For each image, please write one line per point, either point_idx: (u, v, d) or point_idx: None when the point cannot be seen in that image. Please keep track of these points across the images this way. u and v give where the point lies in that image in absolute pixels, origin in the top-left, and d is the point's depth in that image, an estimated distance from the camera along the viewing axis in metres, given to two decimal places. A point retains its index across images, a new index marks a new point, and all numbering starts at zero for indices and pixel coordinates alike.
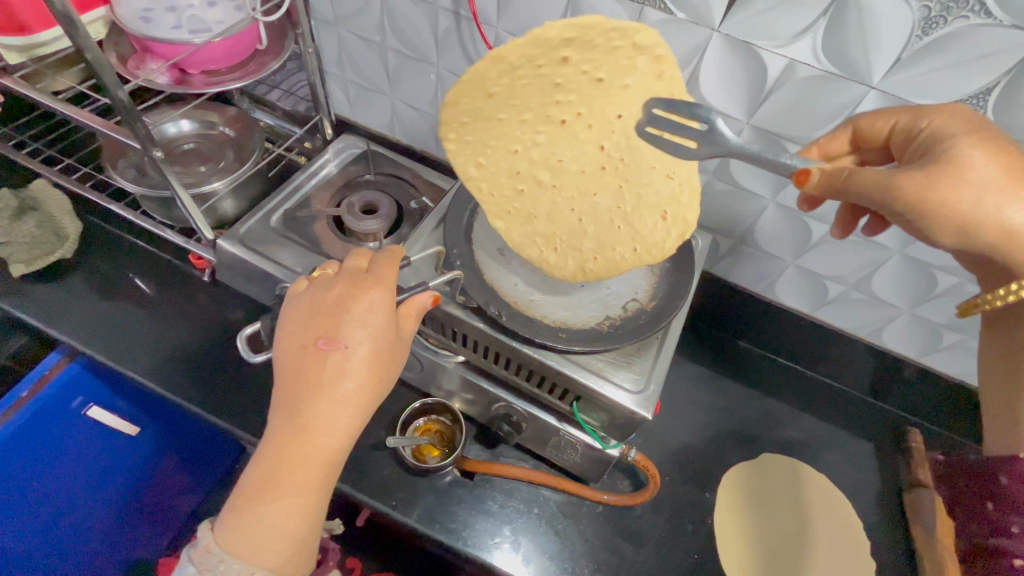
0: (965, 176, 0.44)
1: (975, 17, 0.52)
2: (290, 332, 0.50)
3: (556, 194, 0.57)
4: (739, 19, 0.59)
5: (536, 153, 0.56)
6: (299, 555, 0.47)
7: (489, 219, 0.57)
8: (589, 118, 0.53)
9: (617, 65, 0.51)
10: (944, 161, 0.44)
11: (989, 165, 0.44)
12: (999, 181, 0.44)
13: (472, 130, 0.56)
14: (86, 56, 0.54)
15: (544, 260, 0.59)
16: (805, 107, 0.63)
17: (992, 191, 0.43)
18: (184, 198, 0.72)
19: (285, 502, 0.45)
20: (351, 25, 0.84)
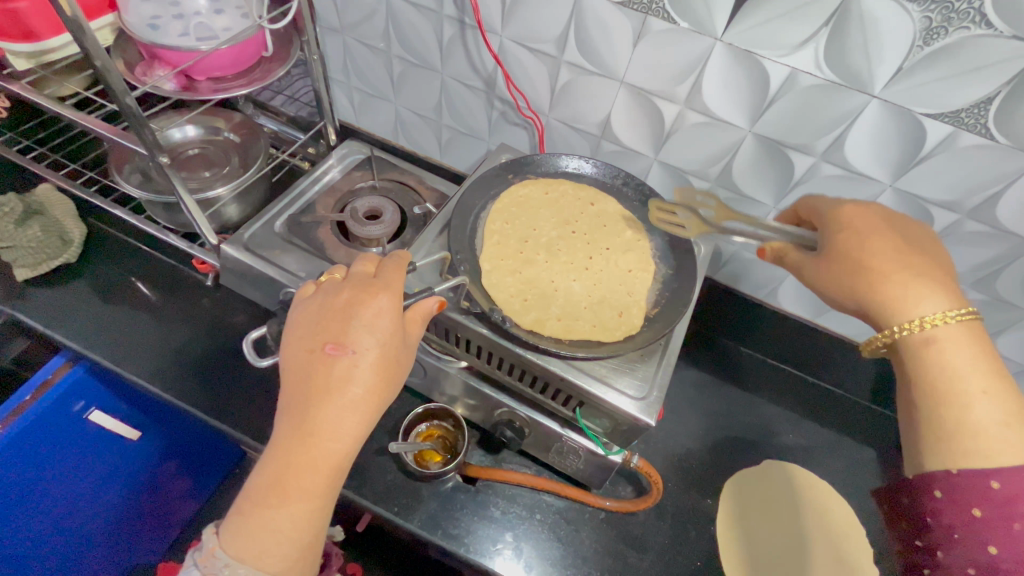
0: (847, 265, 0.53)
1: (976, 28, 0.52)
2: (297, 337, 0.50)
3: (543, 268, 0.69)
4: (742, 29, 0.60)
5: (543, 242, 0.71)
6: (305, 561, 0.47)
7: (480, 258, 0.67)
8: (580, 229, 0.72)
9: (607, 203, 0.74)
10: (837, 255, 0.54)
11: (877, 257, 0.51)
12: (864, 262, 0.52)
13: (504, 207, 0.73)
14: (96, 64, 0.55)
15: (509, 304, 0.64)
16: (807, 116, 0.64)
17: (850, 276, 0.52)
18: (189, 202, 0.73)
19: (292, 507, 0.45)
20: (356, 33, 0.85)
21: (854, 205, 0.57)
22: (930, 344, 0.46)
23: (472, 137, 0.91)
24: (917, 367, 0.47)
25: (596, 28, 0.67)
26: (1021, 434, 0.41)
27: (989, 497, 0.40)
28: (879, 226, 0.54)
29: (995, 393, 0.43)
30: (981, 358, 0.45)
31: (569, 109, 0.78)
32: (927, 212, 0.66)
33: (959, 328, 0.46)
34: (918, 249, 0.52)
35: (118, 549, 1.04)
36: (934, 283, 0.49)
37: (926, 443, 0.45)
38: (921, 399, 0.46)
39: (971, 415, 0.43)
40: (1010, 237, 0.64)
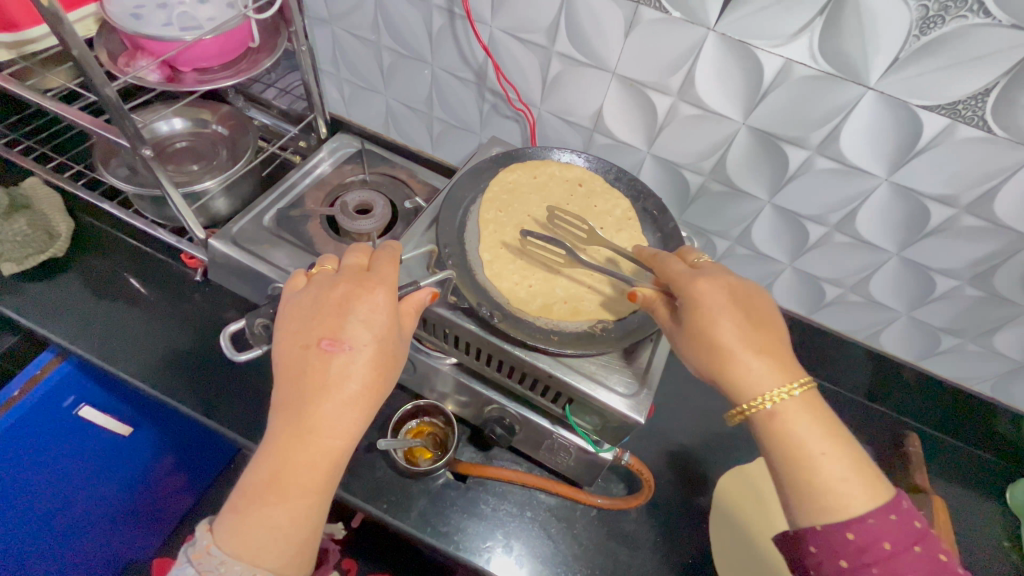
0: (704, 340, 0.51)
1: (974, 16, 0.51)
2: (291, 332, 0.49)
3: (543, 253, 0.68)
4: (735, 19, 0.59)
5: (537, 228, 0.70)
6: (302, 558, 0.46)
7: (480, 250, 0.65)
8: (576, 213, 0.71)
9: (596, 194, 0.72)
10: (696, 329, 0.51)
11: (732, 332, 0.50)
12: (716, 343, 0.50)
13: (499, 192, 0.71)
14: (73, 54, 0.54)
15: (514, 292, 0.63)
16: (804, 108, 0.62)
17: (708, 356, 0.50)
18: (175, 197, 0.72)
19: (290, 503, 0.44)
20: (346, 23, 0.84)
21: (704, 277, 0.54)
22: (773, 419, 0.47)
23: (464, 130, 0.90)
24: (769, 443, 0.47)
25: (588, 17, 0.66)
26: (862, 483, 0.45)
27: (850, 551, 0.43)
28: (724, 305, 0.51)
29: (833, 453, 0.45)
30: (818, 423, 0.47)
31: (561, 101, 0.77)
32: (923, 207, 0.65)
33: (796, 401, 0.47)
34: (758, 320, 0.51)
35: (111, 543, 1.04)
36: (772, 353, 0.49)
37: (793, 503, 0.46)
38: (778, 470, 0.47)
39: (823, 475, 0.45)
40: (1008, 232, 0.63)
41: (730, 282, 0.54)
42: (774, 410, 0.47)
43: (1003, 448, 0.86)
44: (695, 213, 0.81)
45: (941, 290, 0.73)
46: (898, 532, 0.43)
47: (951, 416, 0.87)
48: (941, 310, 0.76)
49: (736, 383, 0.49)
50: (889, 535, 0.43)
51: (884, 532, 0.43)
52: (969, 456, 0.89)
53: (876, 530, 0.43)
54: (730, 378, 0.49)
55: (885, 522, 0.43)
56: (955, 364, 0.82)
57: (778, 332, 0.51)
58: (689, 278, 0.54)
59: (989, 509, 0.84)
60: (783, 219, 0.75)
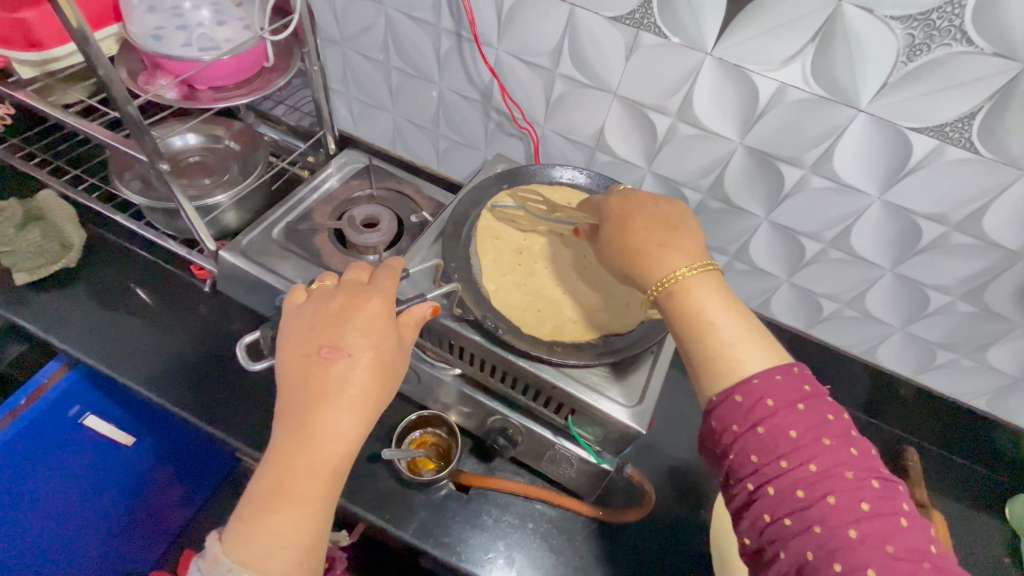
0: (618, 242, 0.55)
1: (957, 45, 0.54)
2: (292, 343, 0.49)
3: (545, 275, 0.68)
4: (731, 44, 0.62)
5: (535, 250, 0.70)
6: (308, 565, 0.46)
7: (482, 281, 0.65)
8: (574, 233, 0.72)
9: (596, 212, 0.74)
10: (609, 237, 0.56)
11: (639, 231, 0.54)
12: (626, 244, 0.54)
13: (493, 219, 0.71)
14: (99, 73, 0.56)
15: (523, 319, 0.63)
16: (797, 128, 0.65)
17: (618, 254, 0.55)
18: (189, 210, 0.74)
19: (294, 509, 0.44)
20: (357, 44, 0.87)
21: (617, 195, 0.60)
22: (673, 299, 0.49)
23: (469, 147, 0.93)
24: (671, 321, 0.50)
25: (590, 41, 0.69)
26: (754, 349, 0.47)
27: (740, 412, 0.44)
28: (632, 211, 0.56)
29: (727, 322, 0.48)
30: (720, 299, 0.49)
31: (564, 120, 0.79)
32: (915, 225, 0.67)
33: (696, 279, 0.49)
34: (664, 218, 0.54)
35: (109, 555, 1.04)
36: (676, 241, 0.52)
37: (698, 375, 0.48)
38: (682, 345, 0.49)
39: (718, 340, 0.47)
40: (997, 249, 0.65)
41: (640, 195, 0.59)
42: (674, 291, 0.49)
43: (1001, 463, 0.87)
44: None
45: (935, 306, 0.75)
46: (782, 391, 0.44)
47: (948, 431, 0.88)
48: (936, 326, 0.77)
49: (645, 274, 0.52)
50: (772, 393, 0.44)
51: (767, 390, 0.44)
52: (966, 470, 0.90)
53: (758, 389, 0.44)
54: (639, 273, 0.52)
55: (767, 381, 0.44)
56: (951, 379, 0.83)
57: (685, 227, 0.54)
58: (604, 201, 0.60)
59: (988, 524, 0.84)
60: (779, 235, 0.77)
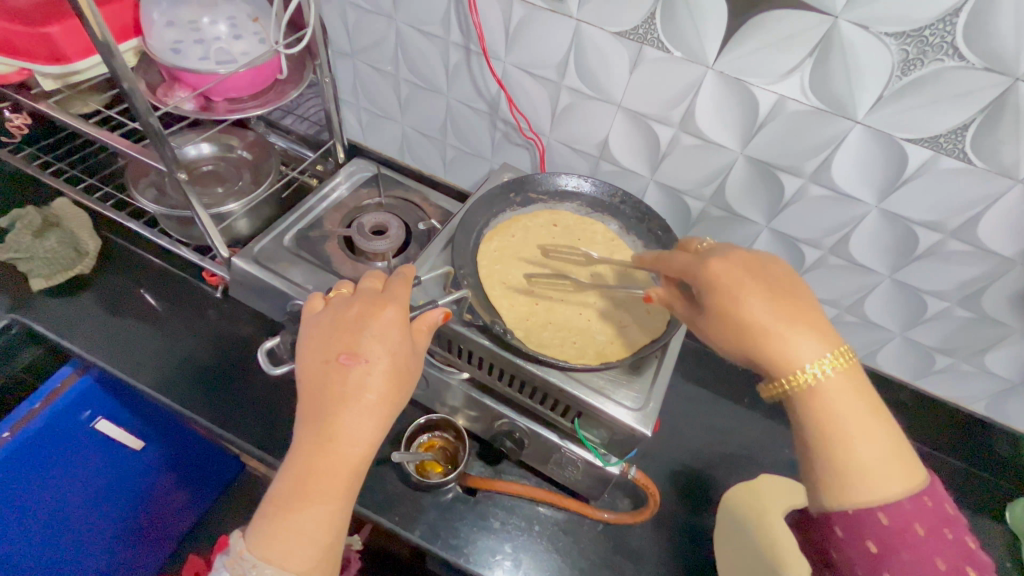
0: (734, 316, 0.50)
1: (950, 60, 0.56)
2: (312, 350, 0.51)
3: (563, 306, 0.71)
4: (731, 58, 0.64)
5: (544, 284, 0.73)
6: (327, 563, 0.47)
7: (511, 330, 0.66)
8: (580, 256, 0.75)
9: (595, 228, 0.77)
10: (722, 310, 0.51)
11: (763, 307, 0.50)
12: (745, 320, 0.50)
13: (495, 263, 0.72)
14: (123, 85, 0.59)
15: (565, 354, 0.65)
16: (796, 139, 0.67)
17: (733, 332, 0.51)
18: (203, 217, 0.76)
19: (314, 508, 0.46)
20: (367, 57, 0.89)
21: (715, 258, 0.54)
22: (813, 395, 0.47)
23: (475, 156, 0.95)
24: (805, 417, 0.47)
25: (595, 55, 0.71)
26: (894, 462, 0.45)
27: (882, 531, 0.46)
28: (746, 282, 0.51)
29: (870, 432, 0.45)
30: (859, 398, 0.47)
31: (569, 130, 0.81)
32: (912, 232, 0.69)
33: (835, 374, 0.47)
34: (784, 291, 0.51)
35: (118, 558, 1.05)
36: (806, 327, 0.49)
37: (825, 478, 0.46)
38: (812, 445, 0.47)
39: (860, 453, 0.45)
40: (992, 256, 0.67)
41: (745, 257, 0.54)
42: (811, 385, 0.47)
43: (999, 466, 0.88)
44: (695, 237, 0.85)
45: (932, 312, 0.77)
46: (929, 517, 0.47)
47: (947, 435, 0.89)
48: (934, 331, 0.79)
49: (773, 360, 0.49)
50: (920, 519, 0.47)
51: (916, 516, 0.47)
52: (963, 473, 0.91)
53: (907, 514, 0.46)
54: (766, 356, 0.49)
55: (916, 507, 0.47)
56: (948, 383, 0.85)
57: (805, 303, 0.51)
58: (700, 263, 0.55)
59: (986, 527, 0.86)
60: (779, 242, 0.79)
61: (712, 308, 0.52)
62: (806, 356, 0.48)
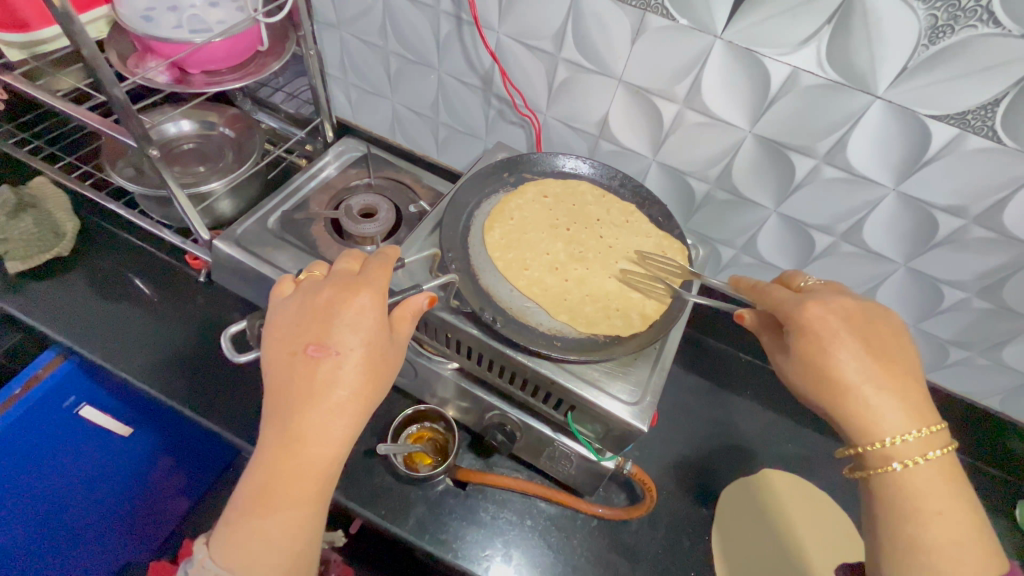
0: (827, 368, 0.47)
1: (983, 27, 0.51)
2: (279, 341, 0.47)
3: (588, 274, 0.66)
4: (742, 26, 0.59)
5: (563, 257, 0.68)
6: (299, 570, 0.44)
7: (553, 317, 0.62)
8: (592, 221, 0.70)
9: (601, 197, 0.72)
10: (812, 359, 0.48)
11: (857, 364, 0.46)
12: (834, 377, 0.47)
13: (503, 250, 0.66)
14: (84, 54, 0.54)
15: (612, 329, 0.61)
16: (811, 115, 0.62)
17: (816, 384, 0.48)
18: (181, 198, 0.72)
19: (281, 514, 0.42)
20: (355, 28, 0.84)
21: (814, 300, 0.51)
22: (891, 469, 0.44)
23: (469, 135, 0.90)
24: (880, 493, 0.45)
25: (594, 24, 0.66)
26: (976, 552, 0.41)
27: None
28: (842, 332, 0.48)
29: (954, 516, 0.42)
30: (946, 481, 0.43)
31: (568, 107, 0.77)
32: (932, 217, 0.65)
33: (923, 451, 0.43)
34: (887, 353, 0.47)
35: (106, 546, 1.04)
36: (898, 394, 0.46)
37: (890, 553, 0.43)
38: (881, 519, 0.44)
39: (936, 539, 0.41)
40: (1016, 244, 0.63)
41: (853, 306, 0.50)
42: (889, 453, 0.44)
43: (1011, 463, 0.85)
44: (699, 221, 0.81)
45: (949, 302, 0.72)
46: None
47: (957, 430, 0.86)
48: (949, 323, 0.75)
49: (854, 424, 0.46)
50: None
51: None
52: (973, 470, 0.88)
53: None
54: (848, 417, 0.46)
55: None
56: (963, 377, 0.81)
57: (907, 369, 0.47)
58: (796, 303, 0.51)
59: (996, 526, 0.83)
60: (788, 227, 0.75)
61: (801, 358, 0.49)
62: (892, 425, 0.45)
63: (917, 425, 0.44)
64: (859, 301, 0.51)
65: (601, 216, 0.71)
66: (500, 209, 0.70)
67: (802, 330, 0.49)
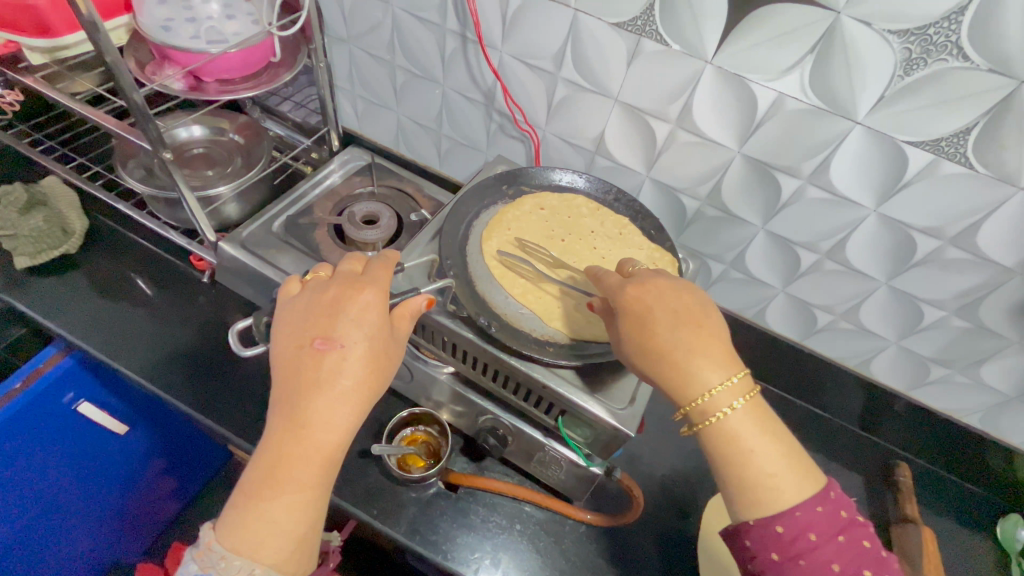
0: (650, 339, 0.52)
1: (953, 60, 0.54)
2: (287, 335, 0.50)
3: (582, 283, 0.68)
4: (732, 52, 0.62)
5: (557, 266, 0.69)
6: (301, 553, 0.46)
7: (547, 324, 0.63)
8: (585, 232, 0.72)
9: (594, 212, 0.74)
10: (635, 334, 0.53)
11: (670, 330, 0.51)
12: (657, 347, 0.51)
13: (500, 259, 0.68)
14: (107, 60, 0.57)
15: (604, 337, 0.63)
16: (796, 138, 0.65)
17: (643, 358, 0.52)
18: (190, 199, 0.74)
19: (286, 497, 0.44)
20: (364, 43, 0.88)
21: (634, 284, 0.56)
22: (714, 420, 0.48)
23: (471, 148, 0.93)
24: (709, 444, 0.49)
25: (592, 47, 0.69)
26: (789, 478, 0.46)
27: (781, 543, 0.44)
28: (654, 307, 0.53)
29: (764, 449, 0.47)
30: (756, 418, 0.49)
31: (566, 123, 0.80)
32: (910, 238, 0.68)
33: (733, 396, 0.48)
34: (693, 319, 0.53)
35: (96, 544, 1.04)
36: (706, 350, 0.50)
37: (731, 496, 0.48)
38: (716, 467, 0.49)
39: (759, 473, 0.46)
40: (991, 265, 0.66)
41: (662, 284, 0.56)
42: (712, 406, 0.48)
43: (992, 481, 0.87)
44: (691, 236, 0.84)
45: (929, 321, 0.75)
46: (822, 524, 0.45)
47: (940, 447, 0.88)
48: (930, 341, 0.77)
49: (681, 386, 0.50)
50: (814, 527, 0.44)
51: (811, 524, 0.44)
52: (955, 488, 0.90)
53: (800, 522, 0.44)
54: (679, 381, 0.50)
55: (809, 514, 0.45)
56: (945, 395, 0.83)
57: (711, 328, 0.52)
58: (620, 288, 0.57)
59: (976, 543, 0.84)
60: (776, 245, 0.78)
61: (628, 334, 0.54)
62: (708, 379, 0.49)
63: (725, 374, 0.49)
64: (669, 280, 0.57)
65: (594, 228, 0.73)
66: (496, 219, 0.72)
67: (626, 309, 0.54)
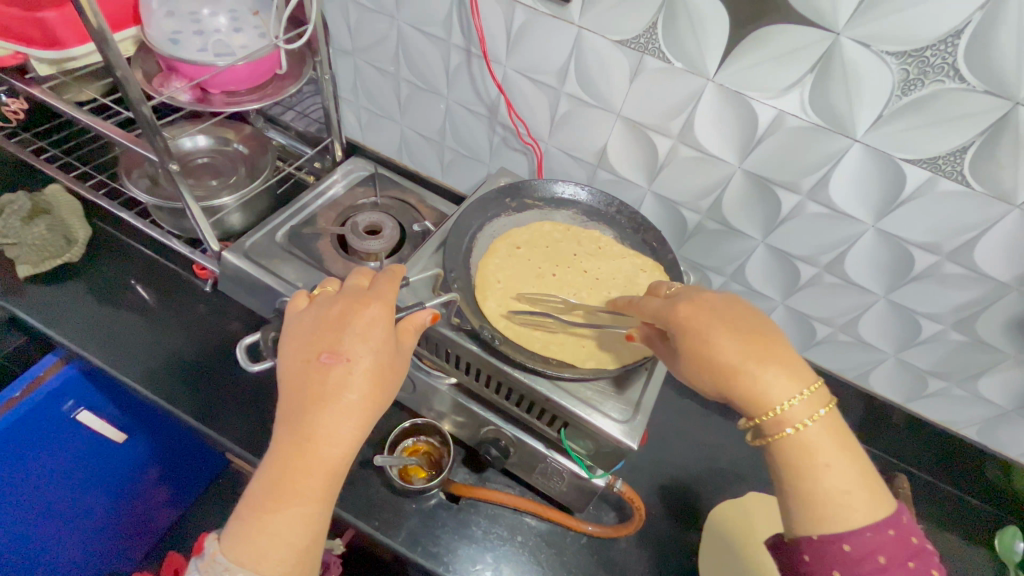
0: (713, 356, 0.51)
1: (949, 82, 0.55)
2: (293, 348, 0.50)
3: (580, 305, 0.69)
4: (733, 70, 0.63)
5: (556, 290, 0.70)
6: (304, 566, 0.46)
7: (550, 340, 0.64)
8: (580, 255, 0.73)
9: (590, 233, 0.76)
10: (695, 351, 0.52)
11: (734, 346, 0.50)
12: (722, 364, 0.50)
13: (499, 285, 0.68)
14: (116, 73, 0.58)
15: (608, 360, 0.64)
16: (796, 155, 0.66)
17: (706, 377, 0.51)
18: (195, 209, 0.75)
19: (289, 510, 0.44)
20: (368, 55, 0.89)
21: (684, 300, 0.55)
22: (787, 435, 0.48)
23: (474, 160, 0.94)
24: (779, 458, 0.49)
25: (595, 63, 0.71)
26: (860, 498, 0.46)
27: (846, 561, 0.45)
28: (711, 322, 0.52)
29: (838, 465, 0.47)
30: (829, 432, 0.48)
31: (568, 137, 0.81)
32: (908, 253, 0.69)
33: (807, 409, 0.48)
34: (754, 332, 0.52)
35: (93, 553, 1.03)
36: (775, 363, 0.50)
37: (797, 511, 0.48)
38: (783, 481, 0.49)
39: (829, 488, 0.47)
40: (987, 280, 0.67)
41: (714, 298, 0.55)
42: (783, 420, 0.48)
43: (991, 493, 0.87)
44: (691, 248, 0.85)
45: (927, 334, 0.76)
46: (891, 549, 0.45)
47: (939, 459, 0.89)
48: (928, 354, 0.78)
49: (751, 402, 0.50)
50: (884, 550, 0.45)
51: (880, 546, 0.45)
52: (954, 500, 0.90)
53: (869, 543, 0.45)
54: (748, 397, 0.50)
55: (879, 537, 0.45)
56: (943, 408, 0.83)
57: (773, 339, 0.52)
58: (669, 307, 0.55)
59: (976, 556, 0.85)
60: (775, 258, 0.79)
61: (688, 352, 0.52)
62: (778, 394, 0.49)
63: (797, 387, 0.49)
64: (717, 293, 0.56)
65: (591, 250, 0.74)
66: (493, 248, 0.72)
67: (682, 327, 0.53)
